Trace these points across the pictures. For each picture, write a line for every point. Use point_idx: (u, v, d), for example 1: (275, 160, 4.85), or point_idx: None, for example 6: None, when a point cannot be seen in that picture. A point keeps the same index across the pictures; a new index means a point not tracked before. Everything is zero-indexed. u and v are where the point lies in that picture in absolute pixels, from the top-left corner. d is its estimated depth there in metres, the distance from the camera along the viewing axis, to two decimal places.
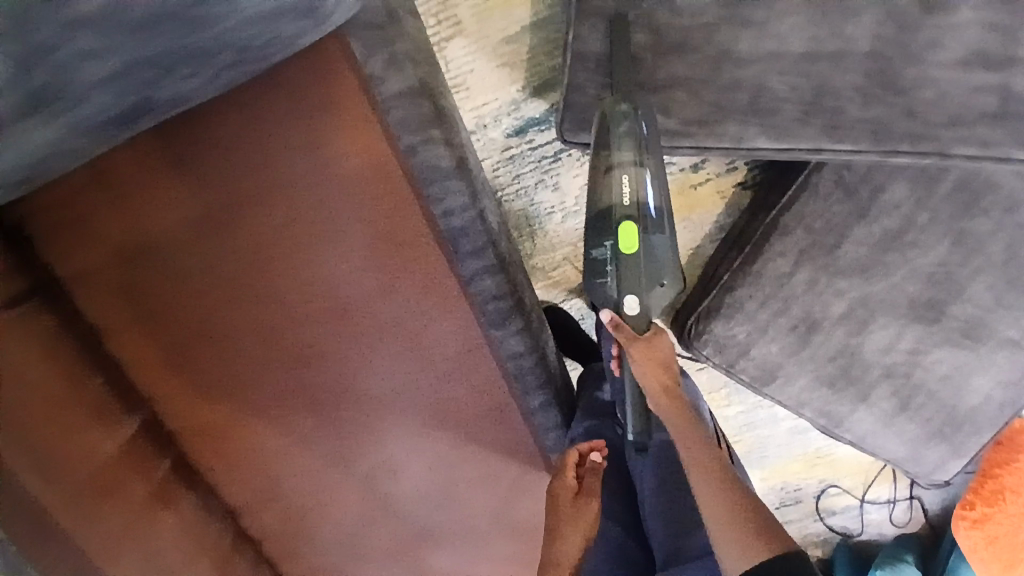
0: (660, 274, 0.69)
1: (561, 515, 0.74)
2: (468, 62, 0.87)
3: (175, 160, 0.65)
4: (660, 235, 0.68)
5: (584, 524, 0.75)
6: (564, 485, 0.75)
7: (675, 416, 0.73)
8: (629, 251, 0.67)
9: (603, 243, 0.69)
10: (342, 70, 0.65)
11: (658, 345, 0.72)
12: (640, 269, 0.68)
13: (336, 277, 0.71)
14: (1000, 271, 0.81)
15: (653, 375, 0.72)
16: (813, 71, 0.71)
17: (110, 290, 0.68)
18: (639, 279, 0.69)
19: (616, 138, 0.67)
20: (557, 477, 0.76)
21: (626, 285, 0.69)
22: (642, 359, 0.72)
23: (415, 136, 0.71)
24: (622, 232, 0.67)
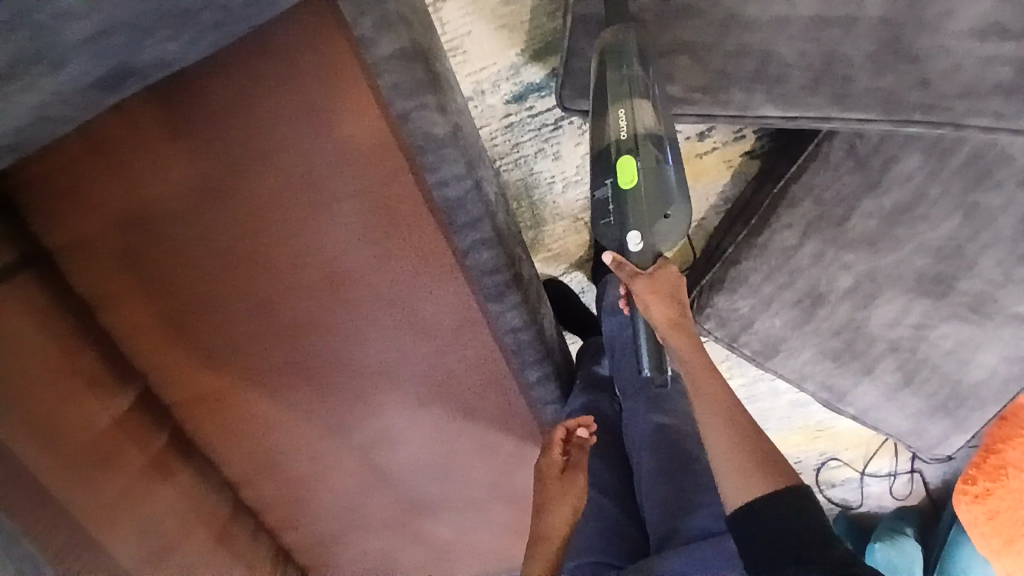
0: (665, 205, 0.65)
1: (548, 491, 0.73)
2: (466, 24, 0.83)
3: (165, 126, 0.63)
4: (663, 165, 0.65)
5: (572, 500, 0.72)
6: (552, 462, 0.74)
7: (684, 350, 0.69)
8: (629, 186, 0.64)
9: (604, 180, 0.66)
10: (333, 32, 0.62)
11: (662, 279, 0.69)
12: (643, 204, 0.65)
13: (333, 248, 0.69)
14: (1010, 247, 0.79)
15: (659, 309, 0.68)
16: (822, 39, 0.68)
17: (102, 259, 0.66)
18: (643, 214, 0.65)
19: (613, 70, 0.65)
20: (543, 453, 0.74)
21: (631, 221, 0.66)
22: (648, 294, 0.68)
23: (408, 102, 0.66)
24: (621, 167, 0.64)
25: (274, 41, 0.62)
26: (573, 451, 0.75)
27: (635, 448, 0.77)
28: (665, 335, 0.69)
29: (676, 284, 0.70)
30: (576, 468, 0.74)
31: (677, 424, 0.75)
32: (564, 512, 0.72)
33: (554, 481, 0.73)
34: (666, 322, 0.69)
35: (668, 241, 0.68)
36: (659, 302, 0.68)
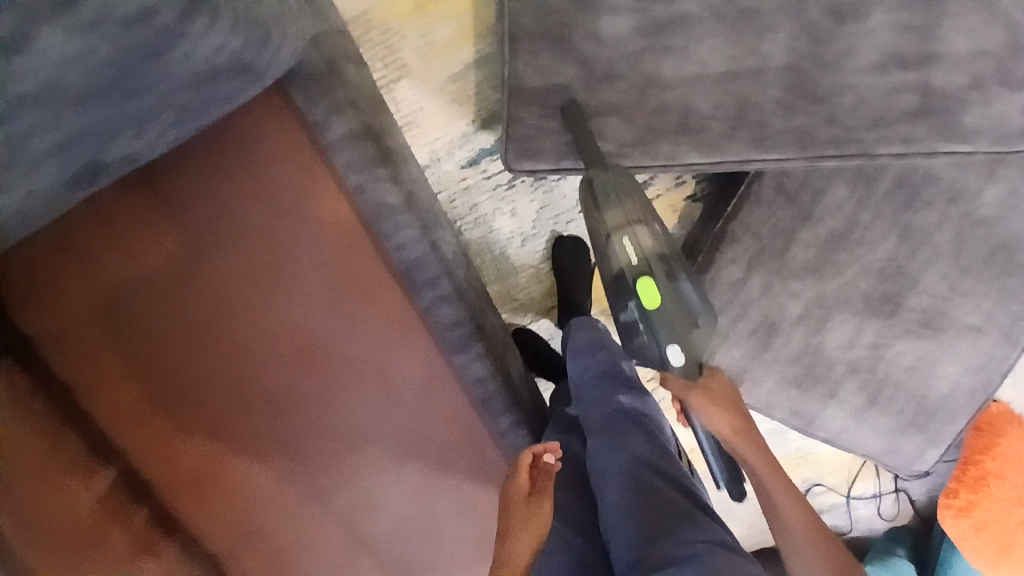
0: (692, 316, 0.72)
1: (512, 515, 0.70)
2: (417, 101, 0.91)
3: (136, 218, 0.68)
4: (678, 281, 0.71)
5: (535, 527, 0.71)
6: (519, 487, 0.71)
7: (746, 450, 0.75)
8: (653, 305, 0.70)
9: (628, 305, 0.72)
10: (287, 125, 0.70)
11: (718, 388, 0.76)
12: (673, 319, 0.71)
13: (302, 312, 0.73)
14: (952, 259, 0.85)
15: (723, 421, 0.75)
16: (736, 88, 0.75)
17: (80, 346, 0.69)
18: (675, 327, 0.71)
19: (610, 205, 0.71)
20: (510, 479, 0.71)
21: (664, 334, 0.72)
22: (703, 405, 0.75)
23: (361, 175, 0.74)
24: (641, 289, 0.70)
25: (233, 134, 0.69)
26: (539, 477, 0.74)
27: (600, 482, 0.74)
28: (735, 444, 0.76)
29: (732, 393, 0.77)
30: (541, 494, 0.73)
31: (645, 461, 0.73)
32: (529, 538, 0.70)
33: (519, 505, 0.71)
34: (732, 432, 0.75)
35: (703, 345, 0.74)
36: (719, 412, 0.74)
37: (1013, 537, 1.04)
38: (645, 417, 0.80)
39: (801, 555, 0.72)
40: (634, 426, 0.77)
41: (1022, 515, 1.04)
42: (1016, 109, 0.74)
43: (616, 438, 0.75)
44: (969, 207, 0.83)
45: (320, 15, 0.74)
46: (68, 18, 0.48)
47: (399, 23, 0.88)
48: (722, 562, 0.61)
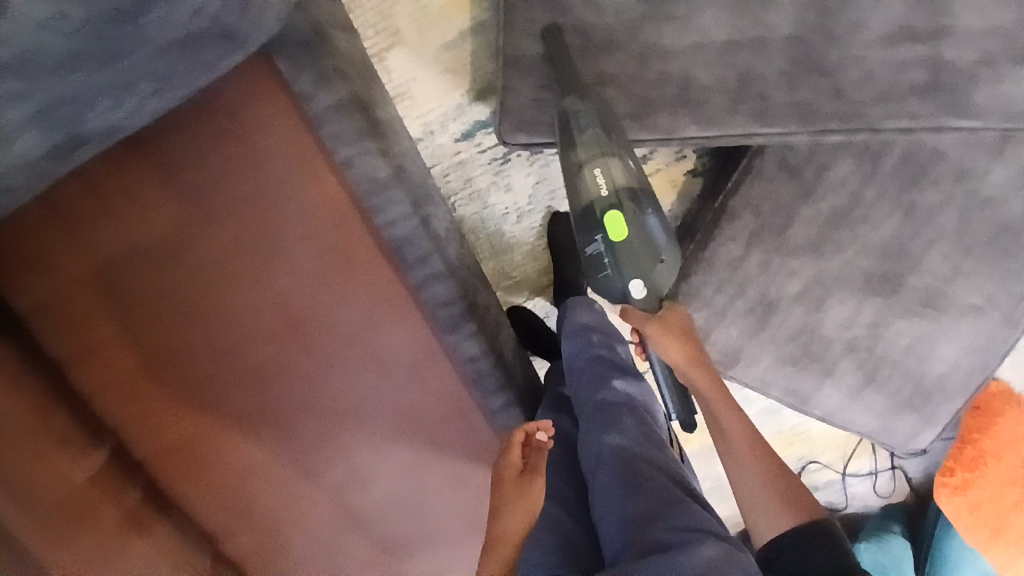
0: (657, 252, 0.70)
1: (504, 493, 0.70)
2: (410, 71, 0.88)
3: (121, 189, 0.66)
4: (646, 214, 0.69)
5: (526, 505, 0.71)
6: (510, 465, 0.72)
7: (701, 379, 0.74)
8: (620, 238, 0.68)
9: (594, 237, 0.70)
10: (274, 96, 0.68)
11: (675, 320, 0.74)
12: (638, 253, 0.69)
13: (291, 286, 0.71)
14: (956, 238, 0.83)
15: (676, 349, 0.73)
16: (737, 60, 0.72)
17: (68, 320, 0.68)
18: (640, 262, 0.70)
19: (583, 128, 0.69)
20: (502, 456, 0.72)
21: (629, 270, 0.70)
22: (656, 335, 0.73)
23: (351, 148, 0.71)
24: (608, 221, 0.68)
25: (218, 102, 0.66)
26: (531, 454, 0.74)
27: (591, 470, 0.73)
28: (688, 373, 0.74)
29: (687, 325, 0.75)
30: (533, 471, 0.73)
31: (637, 449, 0.71)
32: (518, 513, 0.70)
33: (511, 483, 0.71)
34: (686, 360, 0.73)
35: (667, 283, 0.72)
36: (672, 342, 0.72)
37: (1008, 517, 1.03)
38: (638, 404, 0.78)
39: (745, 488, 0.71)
40: (627, 411, 0.76)
41: (1017, 495, 1.03)
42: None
43: (609, 422, 0.74)
44: (975, 186, 0.81)
45: None
46: None
47: None
48: (715, 553, 0.58)
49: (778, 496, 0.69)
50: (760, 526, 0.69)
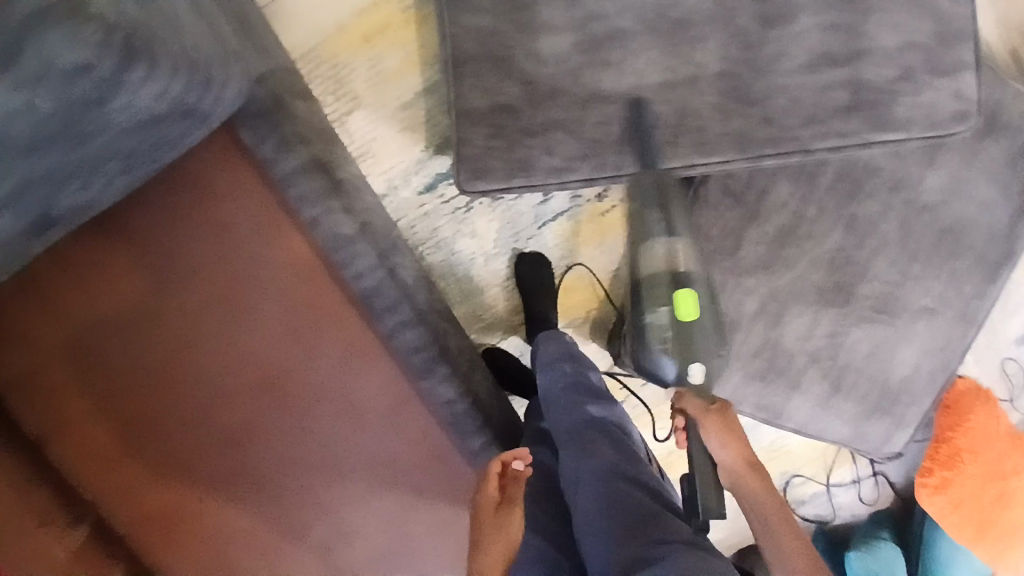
0: (712, 345, 0.81)
1: (484, 529, 0.70)
2: (370, 131, 0.92)
3: (92, 265, 0.70)
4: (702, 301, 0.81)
5: (505, 538, 0.71)
6: (489, 497, 0.72)
7: (751, 480, 0.77)
8: (689, 316, 0.79)
9: (663, 309, 0.80)
10: (236, 164, 0.72)
11: (725, 416, 0.78)
12: (698, 338, 0.80)
13: (263, 345, 0.74)
14: (898, 247, 0.90)
15: (732, 446, 0.76)
16: (674, 98, 0.78)
17: (44, 396, 0.69)
18: (701, 346, 0.80)
19: (660, 217, 0.83)
20: (480, 490, 0.72)
21: (688, 354, 0.80)
22: (715, 428, 0.76)
23: (316, 208, 0.74)
24: (681, 298, 0.79)
25: (183, 175, 0.71)
26: (509, 485, 0.74)
27: (570, 491, 0.74)
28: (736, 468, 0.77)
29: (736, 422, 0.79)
30: (512, 502, 0.73)
31: (613, 468, 0.74)
32: (498, 547, 0.70)
33: (490, 517, 0.71)
34: (739, 459, 0.76)
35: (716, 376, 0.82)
36: (731, 438, 0.76)
37: (987, 511, 1.05)
38: (609, 424, 0.81)
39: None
40: (601, 433, 0.78)
41: (993, 488, 1.05)
42: (945, 96, 0.78)
43: (583, 446, 0.76)
44: (912, 195, 0.90)
45: (266, 54, 0.75)
46: (10, 75, 0.46)
47: (350, 57, 0.90)
48: (691, 561, 0.61)
49: None
50: None
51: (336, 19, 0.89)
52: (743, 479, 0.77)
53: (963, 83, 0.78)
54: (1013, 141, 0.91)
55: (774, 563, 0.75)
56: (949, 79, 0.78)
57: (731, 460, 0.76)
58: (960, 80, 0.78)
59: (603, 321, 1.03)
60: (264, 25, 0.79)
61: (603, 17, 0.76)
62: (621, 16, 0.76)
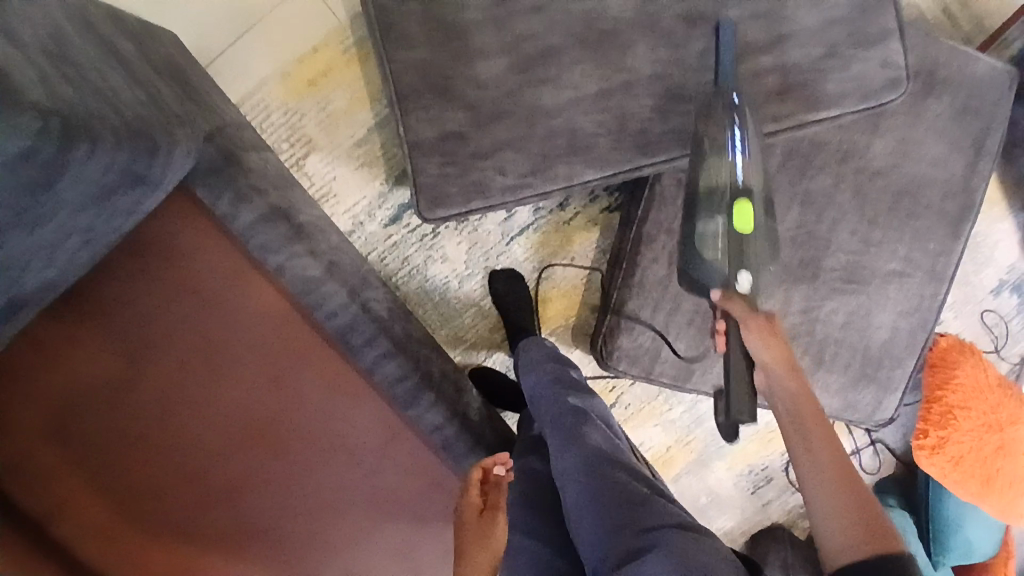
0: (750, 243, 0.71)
1: (468, 534, 0.72)
2: (329, 171, 0.94)
3: (69, 340, 0.70)
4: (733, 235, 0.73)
5: (491, 545, 0.73)
6: (470, 503, 0.74)
7: (797, 391, 0.64)
8: (745, 230, 0.70)
9: (716, 218, 0.71)
10: (198, 225, 0.72)
11: (764, 327, 0.66)
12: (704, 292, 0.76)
13: (247, 395, 0.74)
14: (857, 216, 0.93)
15: (771, 349, 0.65)
16: (611, 104, 0.80)
17: (40, 475, 0.68)
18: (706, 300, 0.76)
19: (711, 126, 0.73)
20: (462, 497, 0.74)
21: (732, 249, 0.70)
22: (758, 333, 0.66)
23: (280, 255, 0.75)
24: (739, 209, 0.70)
25: (148, 237, 0.71)
26: (491, 491, 0.75)
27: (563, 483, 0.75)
28: (777, 380, 0.65)
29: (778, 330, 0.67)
30: (495, 508, 0.74)
31: (603, 455, 0.75)
32: (482, 555, 0.72)
33: (473, 523, 0.73)
34: (781, 365, 0.65)
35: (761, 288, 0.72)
36: (777, 342, 0.65)
37: (992, 465, 1.03)
38: (596, 415, 0.81)
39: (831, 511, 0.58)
40: (586, 421, 0.78)
41: (995, 441, 1.03)
42: (873, 66, 0.81)
43: (570, 438, 0.77)
44: (862, 162, 0.92)
45: (213, 111, 0.76)
46: None
47: (298, 102, 0.92)
48: (683, 547, 0.64)
49: (862, 526, 0.57)
50: (828, 546, 0.58)
51: (279, 68, 0.91)
52: (798, 396, 0.64)
53: (889, 51, 0.81)
54: (953, 96, 0.93)
55: (804, 473, 0.61)
56: (876, 49, 0.81)
57: (770, 361, 0.65)
58: (885, 48, 0.81)
59: (586, 328, 1.05)
60: (209, 85, 0.81)
61: (533, 36, 0.79)
62: (551, 33, 0.79)
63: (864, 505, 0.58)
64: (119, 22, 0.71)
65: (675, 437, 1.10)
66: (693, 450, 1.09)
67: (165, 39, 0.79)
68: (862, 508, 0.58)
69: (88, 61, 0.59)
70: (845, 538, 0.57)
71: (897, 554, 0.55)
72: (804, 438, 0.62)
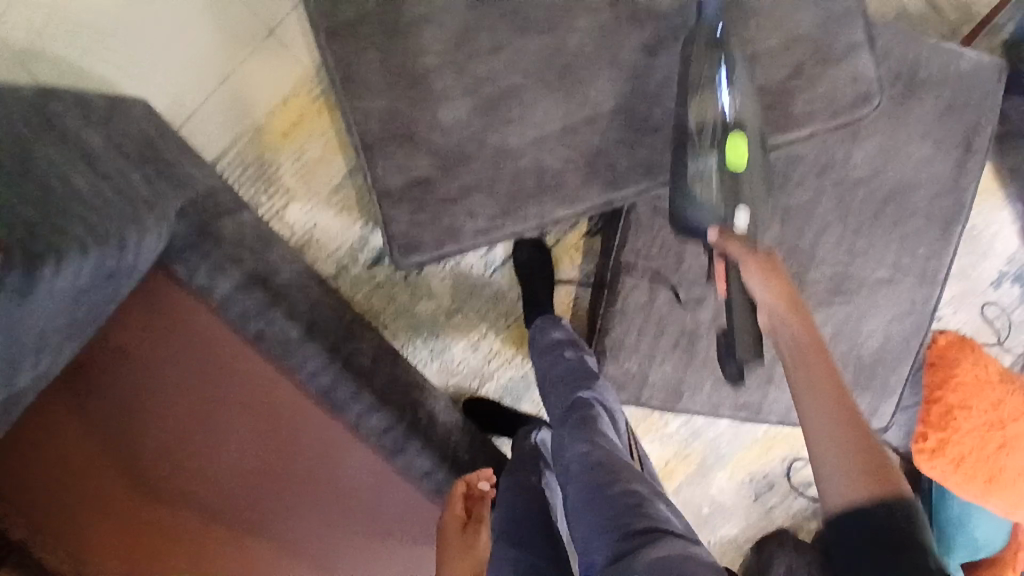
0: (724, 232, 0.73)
1: (449, 546, 0.77)
2: (309, 219, 0.95)
3: (70, 404, 0.72)
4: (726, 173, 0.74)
5: (472, 556, 0.77)
6: (453, 516, 0.79)
7: (800, 331, 0.64)
8: (738, 164, 0.72)
9: (709, 155, 0.72)
10: (174, 296, 0.74)
11: (765, 261, 0.66)
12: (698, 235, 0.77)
13: (248, 452, 0.76)
14: (840, 226, 0.91)
15: (771, 285, 0.65)
16: (576, 141, 0.80)
17: (53, 536, 0.71)
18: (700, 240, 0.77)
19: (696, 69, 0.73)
20: (446, 510, 0.80)
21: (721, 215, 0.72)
22: (756, 267, 0.66)
23: (259, 321, 0.77)
24: (732, 144, 0.71)
25: (137, 306, 0.74)
26: (474, 504, 0.81)
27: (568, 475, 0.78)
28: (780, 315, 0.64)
29: (779, 264, 0.66)
30: (477, 521, 0.79)
31: (604, 448, 0.77)
32: (465, 564, 0.76)
33: (454, 535, 0.78)
34: (783, 303, 0.64)
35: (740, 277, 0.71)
36: (776, 277, 0.65)
37: (995, 464, 1.02)
38: (602, 408, 0.84)
39: (829, 448, 0.58)
40: (591, 414, 0.82)
41: (997, 440, 1.02)
42: (841, 83, 0.79)
43: (579, 429, 0.80)
44: (841, 173, 0.90)
45: (185, 183, 0.78)
46: None
47: (273, 155, 0.93)
48: (665, 553, 0.62)
49: (864, 468, 0.56)
50: (829, 490, 0.57)
51: (252, 123, 0.92)
52: (803, 337, 0.63)
53: (857, 65, 0.79)
54: (937, 96, 0.89)
55: (804, 412, 0.60)
56: (842, 64, 0.79)
57: (773, 301, 0.65)
58: (853, 62, 0.79)
59: None
60: (180, 154, 0.82)
61: (493, 78, 0.78)
62: (511, 72, 0.78)
63: (866, 446, 0.57)
64: (85, 110, 0.73)
65: (675, 451, 1.10)
66: (692, 462, 1.10)
67: (135, 113, 0.81)
68: (866, 452, 0.57)
69: (52, 170, 0.62)
70: (845, 478, 0.56)
71: (900, 504, 0.54)
72: (809, 377, 0.61)
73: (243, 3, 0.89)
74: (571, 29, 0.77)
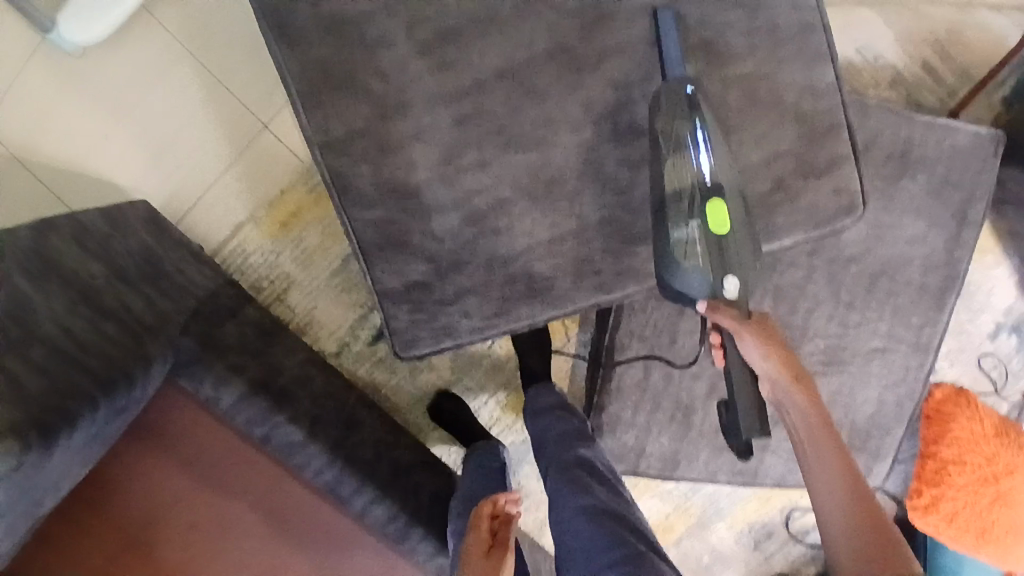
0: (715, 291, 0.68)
1: (473, 563, 0.70)
2: (311, 301, 0.98)
3: (72, 523, 0.69)
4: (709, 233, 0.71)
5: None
6: (480, 534, 0.73)
7: (802, 401, 0.67)
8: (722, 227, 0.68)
9: (691, 222, 0.68)
10: (187, 406, 0.77)
11: (764, 327, 0.69)
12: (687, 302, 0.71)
13: (250, 553, 0.75)
14: (833, 302, 0.92)
15: (773, 356, 0.67)
16: (566, 250, 0.78)
17: None
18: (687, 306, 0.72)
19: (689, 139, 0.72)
20: (470, 530, 0.74)
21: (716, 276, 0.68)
22: (756, 337, 0.67)
23: (264, 426, 0.78)
24: (714, 210, 0.68)
25: (147, 421, 0.74)
26: (499, 528, 0.74)
27: (560, 527, 0.78)
28: (780, 383, 0.67)
29: (777, 332, 0.69)
30: (503, 544, 0.72)
31: (602, 503, 0.78)
32: None
33: (478, 557, 0.71)
34: (783, 374, 0.66)
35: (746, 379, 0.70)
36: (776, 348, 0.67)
37: (988, 518, 1.03)
38: (600, 466, 0.84)
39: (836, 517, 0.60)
40: (589, 472, 0.82)
41: (990, 494, 1.03)
42: (824, 195, 0.81)
43: (576, 484, 0.80)
44: (834, 252, 0.91)
45: (185, 293, 0.81)
46: None
47: (274, 244, 0.96)
48: None
49: (870, 537, 0.58)
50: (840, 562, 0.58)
51: (252, 214, 0.95)
52: (808, 412, 0.66)
53: (841, 179, 0.81)
54: (930, 174, 0.92)
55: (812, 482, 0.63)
56: (826, 177, 0.81)
57: (776, 373, 0.67)
58: (838, 176, 0.81)
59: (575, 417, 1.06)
60: (180, 260, 0.86)
61: (483, 190, 0.76)
62: (499, 187, 0.76)
63: (871, 514, 0.59)
64: (83, 236, 0.76)
65: (674, 504, 1.14)
66: (691, 515, 1.14)
67: (131, 218, 0.85)
68: (873, 521, 0.59)
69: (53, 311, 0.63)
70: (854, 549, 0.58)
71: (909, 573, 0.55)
72: (815, 448, 0.63)
73: (235, 100, 0.95)
74: (555, 147, 0.76)
